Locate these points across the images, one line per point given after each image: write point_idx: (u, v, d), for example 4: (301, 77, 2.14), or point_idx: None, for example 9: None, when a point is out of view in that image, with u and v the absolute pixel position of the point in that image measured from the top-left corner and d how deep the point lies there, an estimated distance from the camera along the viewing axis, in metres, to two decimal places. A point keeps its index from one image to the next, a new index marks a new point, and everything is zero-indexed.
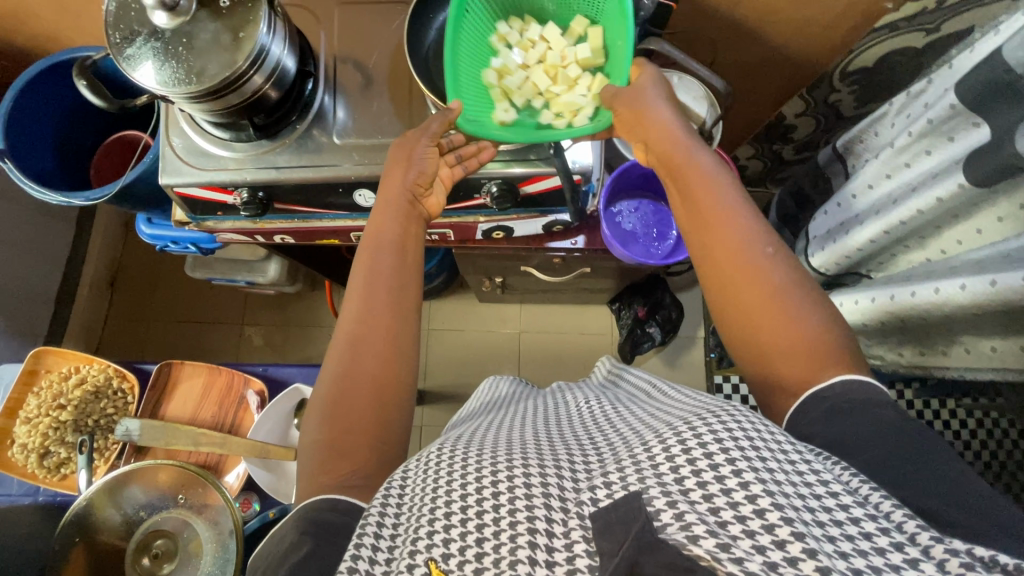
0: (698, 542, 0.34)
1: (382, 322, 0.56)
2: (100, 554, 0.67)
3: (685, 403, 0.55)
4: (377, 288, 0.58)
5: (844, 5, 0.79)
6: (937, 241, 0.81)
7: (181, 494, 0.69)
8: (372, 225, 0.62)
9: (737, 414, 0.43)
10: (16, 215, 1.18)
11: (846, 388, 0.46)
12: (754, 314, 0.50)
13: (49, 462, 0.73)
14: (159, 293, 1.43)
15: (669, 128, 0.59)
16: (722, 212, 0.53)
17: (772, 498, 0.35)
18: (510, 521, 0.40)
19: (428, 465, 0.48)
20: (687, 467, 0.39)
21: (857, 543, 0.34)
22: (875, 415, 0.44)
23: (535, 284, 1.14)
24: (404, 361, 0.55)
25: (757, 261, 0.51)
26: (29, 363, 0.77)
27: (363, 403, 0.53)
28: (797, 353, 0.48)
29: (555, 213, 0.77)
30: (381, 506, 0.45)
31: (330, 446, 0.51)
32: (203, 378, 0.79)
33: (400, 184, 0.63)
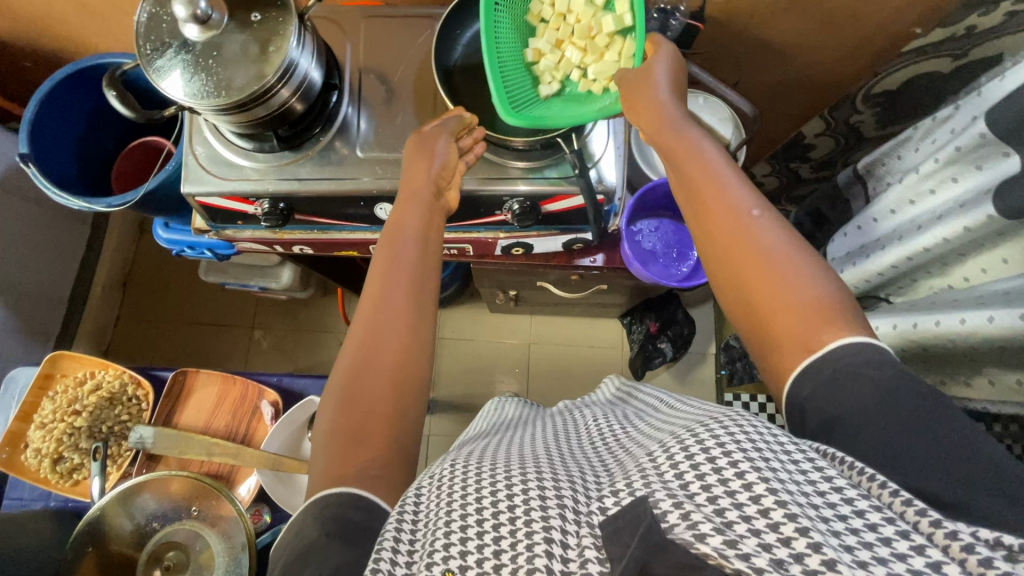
0: (705, 540, 0.32)
1: (398, 306, 0.55)
2: (112, 565, 0.66)
3: (692, 411, 0.54)
4: (394, 275, 0.56)
5: (871, 28, 0.79)
6: (960, 269, 0.79)
7: (194, 505, 0.69)
8: (392, 220, 0.61)
9: (743, 420, 0.42)
10: (34, 215, 1.18)
11: (852, 350, 0.42)
12: (757, 283, 0.47)
13: (63, 467, 0.73)
14: (170, 294, 1.43)
15: (655, 97, 0.57)
16: (708, 179, 0.51)
17: (776, 496, 0.34)
18: (525, 531, 0.38)
19: (440, 482, 0.45)
20: (692, 472, 0.38)
21: (862, 536, 0.33)
22: (871, 380, 0.41)
23: (548, 298, 1.13)
24: (418, 343, 0.54)
25: (756, 225, 0.48)
26: (45, 367, 0.77)
27: (380, 390, 0.51)
28: (793, 317, 0.45)
29: (577, 231, 0.77)
30: (396, 526, 0.41)
31: (342, 432, 0.49)
32: (217, 387, 0.78)
33: (427, 177, 0.63)
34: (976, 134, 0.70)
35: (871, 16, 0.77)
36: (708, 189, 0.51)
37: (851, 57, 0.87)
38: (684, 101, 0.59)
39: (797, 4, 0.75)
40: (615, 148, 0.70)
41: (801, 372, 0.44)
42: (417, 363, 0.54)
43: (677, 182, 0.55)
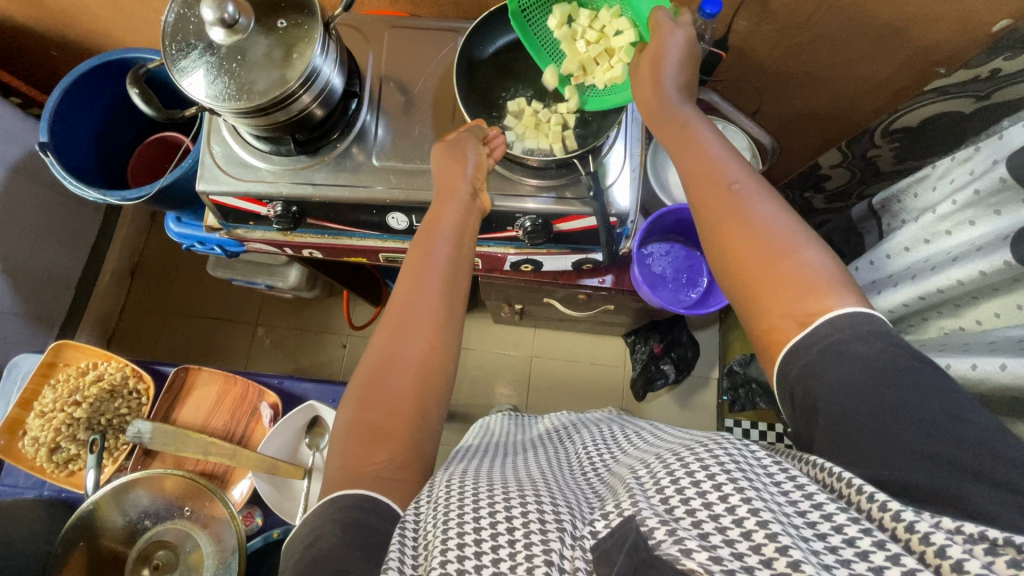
0: (691, 555, 0.32)
1: (430, 303, 0.55)
2: (101, 560, 0.66)
3: (681, 435, 0.54)
4: (429, 274, 0.57)
5: (895, 65, 0.79)
6: (971, 312, 0.78)
7: (186, 506, 0.68)
8: (430, 216, 0.62)
9: (725, 444, 0.41)
10: (50, 201, 1.20)
11: (846, 324, 0.41)
12: (752, 255, 0.46)
13: (59, 457, 0.73)
14: (177, 286, 1.44)
15: (659, 82, 0.59)
16: (704, 158, 0.52)
17: (758, 516, 0.34)
18: (525, 555, 0.37)
19: (437, 498, 0.44)
20: (677, 497, 0.38)
21: (839, 554, 0.32)
22: (856, 356, 0.40)
23: (554, 314, 1.13)
24: (445, 335, 0.55)
25: (747, 200, 0.48)
26: (48, 355, 0.77)
27: (406, 383, 0.52)
28: (782, 286, 0.44)
29: (587, 251, 0.76)
30: (398, 546, 0.41)
31: (362, 428, 0.50)
32: (218, 386, 0.78)
33: (464, 178, 0.64)
34: (996, 178, 0.69)
35: (896, 53, 0.76)
36: (708, 166, 0.51)
37: (872, 92, 0.86)
38: (689, 91, 0.60)
39: (823, 39, 0.75)
40: (631, 172, 0.70)
41: (791, 349, 0.43)
42: (438, 349, 0.54)
43: (677, 162, 0.55)
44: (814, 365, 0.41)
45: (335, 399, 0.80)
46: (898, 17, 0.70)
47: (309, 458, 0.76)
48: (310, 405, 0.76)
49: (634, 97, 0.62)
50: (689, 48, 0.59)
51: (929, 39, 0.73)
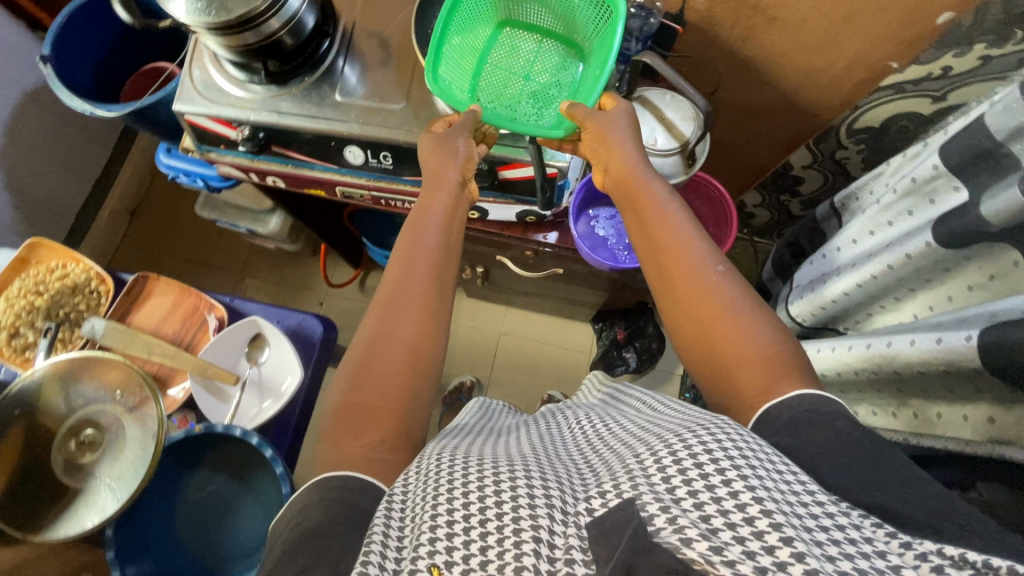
0: (692, 545, 0.34)
1: (421, 283, 0.60)
2: (36, 436, 0.69)
3: (677, 415, 0.56)
4: (419, 254, 0.61)
5: (850, 58, 0.81)
6: (910, 305, 0.79)
7: (119, 390, 0.71)
8: (422, 201, 0.66)
9: (729, 432, 0.44)
10: (61, 132, 1.28)
11: (796, 402, 0.48)
12: (711, 340, 0.54)
13: (16, 342, 0.78)
14: (172, 230, 1.51)
15: (628, 154, 0.66)
16: (672, 234, 0.60)
17: (761, 505, 0.36)
18: (514, 528, 0.38)
19: (425, 470, 0.46)
20: (679, 478, 0.40)
21: (844, 547, 0.35)
22: (834, 428, 0.45)
23: (516, 283, 1.16)
24: (436, 312, 0.59)
25: (719, 284, 0.56)
26: (23, 251, 0.82)
27: (396, 364, 0.55)
28: (755, 363, 0.51)
29: (529, 202, 0.79)
30: (384, 517, 0.43)
31: (350, 408, 0.53)
32: (173, 296, 0.83)
33: (453, 165, 0.66)
34: (930, 166, 0.71)
35: (850, 44, 0.79)
36: (665, 250, 0.60)
37: (833, 87, 0.89)
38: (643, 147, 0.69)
39: (777, 22, 0.78)
40: None
41: (762, 415, 0.49)
42: (429, 338, 0.57)
43: (638, 242, 0.63)
44: (790, 426, 0.47)
45: (280, 321, 0.85)
46: (845, 6, 0.73)
47: (246, 369, 0.80)
48: (251, 320, 0.80)
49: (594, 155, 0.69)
50: (630, 121, 0.69)
51: (877, 29, 0.75)
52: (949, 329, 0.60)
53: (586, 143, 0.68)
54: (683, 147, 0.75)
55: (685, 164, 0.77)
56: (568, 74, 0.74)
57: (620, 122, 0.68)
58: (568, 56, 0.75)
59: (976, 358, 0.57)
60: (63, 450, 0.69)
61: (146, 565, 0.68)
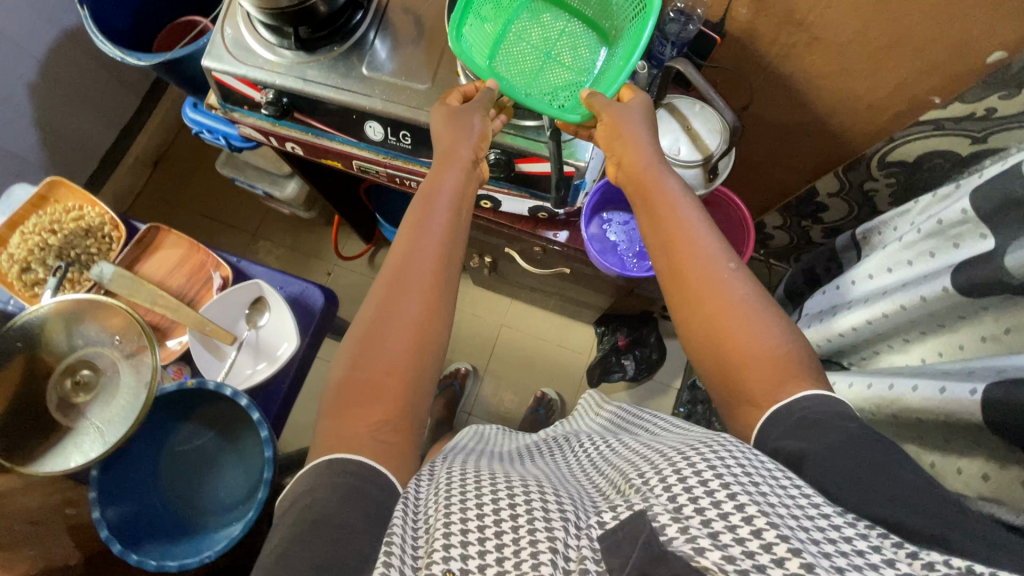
0: (704, 554, 0.36)
1: (430, 253, 0.57)
2: (34, 371, 0.71)
3: (678, 435, 0.56)
4: (428, 229, 0.58)
5: (892, 87, 0.79)
6: (919, 348, 0.77)
7: (117, 335, 0.73)
8: (431, 176, 0.63)
9: (728, 447, 0.44)
10: (94, 75, 1.29)
11: (813, 404, 0.48)
12: (720, 336, 0.53)
13: (27, 277, 0.80)
14: (192, 184, 1.52)
15: (641, 145, 0.64)
16: (685, 229, 0.58)
17: (769, 519, 0.36)
18: (530, 539, 0.40)
19: (437, 486, 0.48)
20: (684, 492, 0.40)
21: (851, 559, 0.36)
22: (842, 429, 0.45)
23: (524, 277, 1.15)
24: (448, 277, 0.57)
25: (731, 281, 0.55)
26: (43, 189, 0.84)
27: (402, 342, 0.53)
28: (764, 363, 0.51)
29: (542, 199, 0.78)
30: (401, 520, 0.44)
31: (352, 382, 0.51)
32: (181, 251, 0.83)
33: (467, 141, 0.64)
34: (958, 210, 0.69)
35: (893, 74, 0.76)
36: (675, 245, 0.58)
37: (870, 116, 0.86)
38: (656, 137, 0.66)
39: (819, 42, 0.76)
40: None
41: (767, 420, 0.49)
42: (435, 314, 0.55)
43: (647, 232, 0.61)
44: (798, 428, 0.47)
45: (283, 286, 0.85)
46: (892, 33, 0.70)
47: (244, 330, 0.81)
48: (254, 283, 0.80)
49: (606, 143, 0.66)
50: (645, 113, 0.67)
51: (923, 61, 0.73)
52: (954, 380, 0.58)
53: (601, 132, 0.66)
54: (706, 161, 0.74)
55: (706, 178, 0.76)
56: (589, 56, 0.72)
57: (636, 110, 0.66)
58: (601, 41, 0.72)
59: (977, 413, 0.55)
60: (59, 387, 0.71)
61: (127, 509, 0.69)
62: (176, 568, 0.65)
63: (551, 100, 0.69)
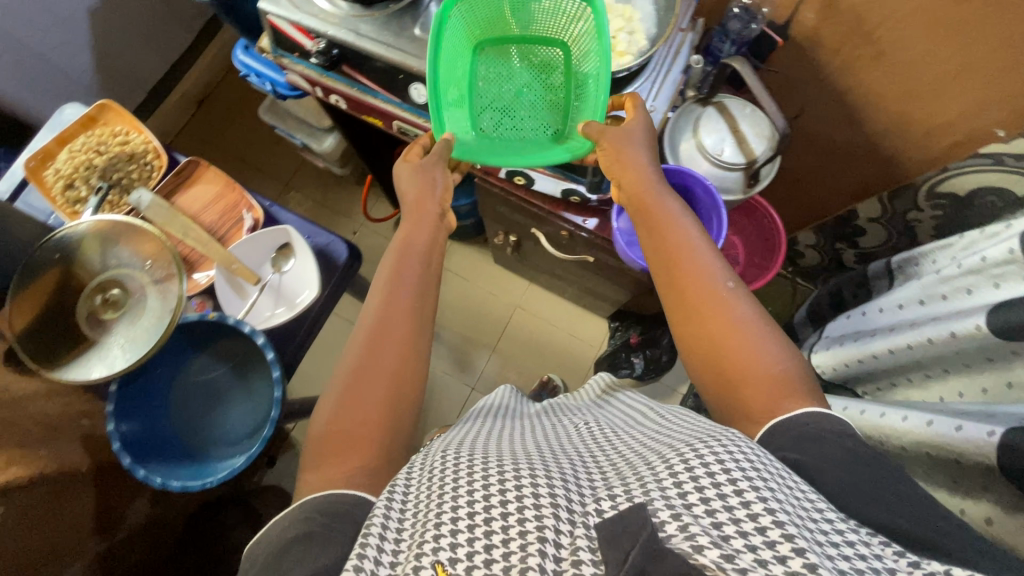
0: (703, 552, 0.35)
1: (409, 288, 0.63)
2: (67, 285, 0.73)
3: (686, 423, 0.56)
4: (404, 272, 0.64)
5: (954, 114, 0.76)
6: (939, 386, 0.75)
7: (149, 261, 0.75)
8: (403, 230, 0.68)
9: (740, 445, 0.44)
10: (152, 6, 1.31)
11: (823, 420, 0.47)
12: (710, 354, 0.55)
13: (71, 194, 0.82)
14: (232, 127, 1.55)
15: (644, 172, 0.66)
16: (685, 248, 0.60)
17: (773, 517, 0.37)
18: (520, 530, 0.39)
19: (429, 473, 0.48)
20: (691, 484, 0.40)
21: (853, 562, 0.36)
22: (839, 445, 0.45)
23: (545, 261, 1.15)
24: (422, 302, 0.63)
25: (733, 299, 0.56)
26: (93, 111, 0.86)
27: (383, 372, 0.56)
28: (765, 379, 0.51)
29: (574, 182, 0.77)
30: (384, 509, 0.45)
31: (335, 435, 0.53)
32: (217, 188, 0.85)
33: (432, 198, 0.71)
34: (1004, 250, 0.66)
35: (958, 99, 0.73)
36: (674, 265, 0.60)
37: (926, 142, 0.83)
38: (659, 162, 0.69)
39: (884, 56, 0.73)
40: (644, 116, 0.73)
41: (767, 432, 0.49)
42: (417, 330, 0.61)
43: (650, 255, 0.63)
44: (798, 442, 0.47)
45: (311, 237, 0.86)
46: (964, 55, 0.68)
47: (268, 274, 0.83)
48: (283, 229, 0.81)
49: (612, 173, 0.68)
50: (648, 134, 0.69)
51: (992, 90, 0.70)
52: (973, 419, 0.57)
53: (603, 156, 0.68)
54: (748, 167, 0.72)
55: (746, 183, 0.75)
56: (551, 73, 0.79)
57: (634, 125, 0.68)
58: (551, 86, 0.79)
59: (993, 455, 0.54)
60: (88, 303, 0.74)
61: (136, 426, 0.71)
62: (178, 489, 0.68)
63: (547, 128, 0.78)
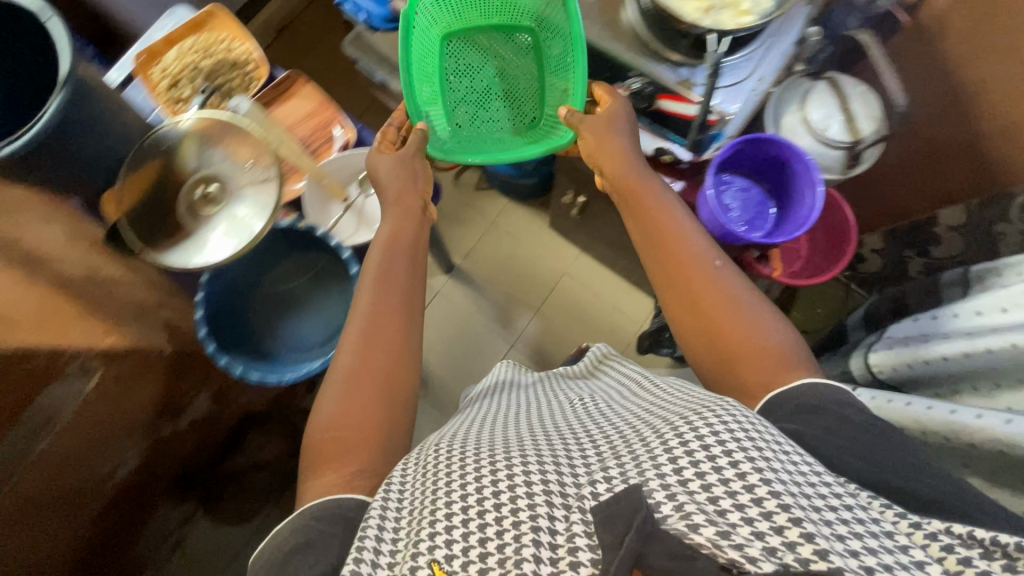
0: (698, 530, 0.36)
1: (397, 274, 0.67)
2: (168, 178, 0.76)
3: (681, 394, 0.58)
4: (398, 259, 0.69)
5: None
6: (1008, 397, 0.74)
7: (249, 161, 0.77)
8: (390, 228, 0.71)
9: (733, 413, 0.46)
10: None
11: (814, 390, 0.52)
12: (709, 331, 0.60)
13: (174, 93, 0.85)
14: (308, 59, 1.56)
15: (629, 157, 0.70)
16: (682, 242, 0.65)
17: (769, 487, 0.38)
18: (513, 522, 0.41)
19: (424, 469, 0.49)
20: (686, 459, 0.42)
21: (849, 526, 0.38)
22: (840, 415, 0.50)
23: (608, 227, 1.15)
24: (411, 282, 0.67)
25: (724, 276, 0.62)
26: (201, 15, 0.88)
27: (380, 361, 0.60)
28: (760, 354, 0.56)
29: (669, 141, 0.77)
30: (380, 511, 0.47)
31: (335, 441, 0.55)
32: (313, 105, 0.87)
33: (415, 191, 0.75)
34: None
35: None
36: (670, 254, 0.65)
37: None
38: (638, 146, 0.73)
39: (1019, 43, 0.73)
40: (754, 82, 0.71)
41: (768, 403, 0.54)
42: (414, 295, 0.67)
43: (650, 255, 0.67)
44: (797, 412, 0.52)
45: None
46: None
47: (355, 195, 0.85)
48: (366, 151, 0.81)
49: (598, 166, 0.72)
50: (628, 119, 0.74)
51: None
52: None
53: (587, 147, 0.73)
54: (851, 147, 0.71)
55: (845, 164, 0.73)
56: (520, 70, 0.93)
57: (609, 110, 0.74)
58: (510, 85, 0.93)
59: None
60: (188, 197, 0.77)
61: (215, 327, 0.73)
62: (257, 382, 0.71)
63: (524, 119, 0.92)
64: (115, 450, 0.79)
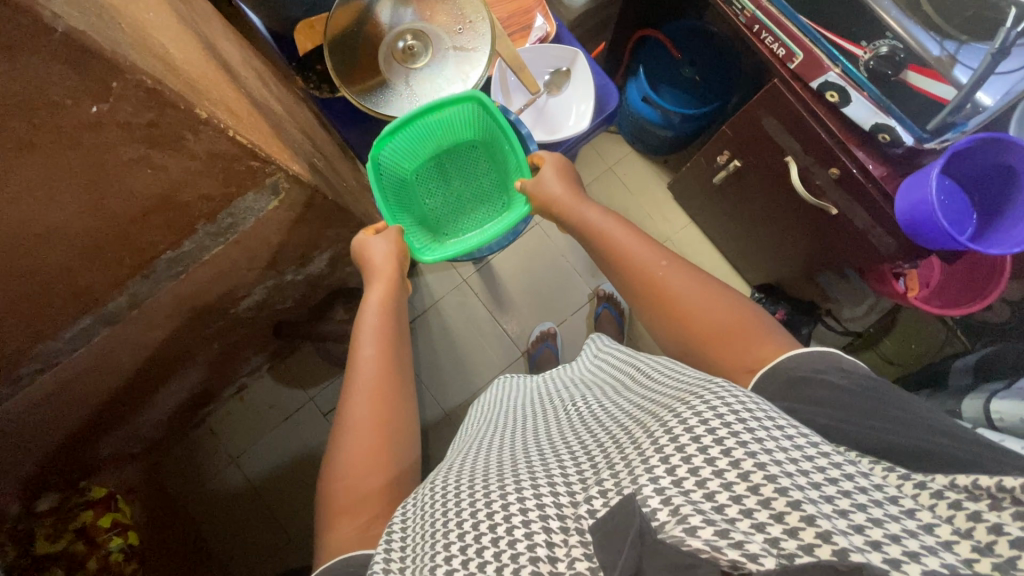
0: (695, 535, 0.33)
1: (386, 303, 0.70)
2: (372, 29, 0.91)
3: (673, 379, 0.53)
4: (396, 293, 0.73)
5: None
6: None
7: (456, 27, 0.91)
8: (379, 271, 0.74)
9: (733, 392, 0.42)
10: None
11: (806, 360, 0.50)
12: (676, 322, 0.59)
13: None
14: None
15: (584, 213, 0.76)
16: (653, 274, 0.63)
17: (764, 470, 0.35)
18: (511, 554, 0.37)
19: (428, 504, 0.46)
20: (677, 454, 0.38)
21: (853, 497, 0.34)
22: (829, 385, 0.48)
23: (752, 201, 1.08)
24: (395, 303, 0.71)
25: (672, 273, 0.62)
26: None
27: (365, 406, 0.59)
28: (735, 336, 0.55)
29: (891, 119, 0.71)
30: (383, 561, 0.44)
31: (342, 494, 0.54)
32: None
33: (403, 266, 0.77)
34: None
35: None
36: (636, 270, 0.65)
37: None
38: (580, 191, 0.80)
39: None
40: None
41: (758, 380, 0.52)
42: (395, 309, 0.71)
43: (628, 295, 0.67)
44: (797, 382, 0.49)
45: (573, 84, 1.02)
46: None
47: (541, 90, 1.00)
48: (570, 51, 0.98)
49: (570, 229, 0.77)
50: (562, 171, 0.82)
51: None
52: None
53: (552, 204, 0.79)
54: None
55: None
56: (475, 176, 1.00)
57: (554, 165, 0.82)
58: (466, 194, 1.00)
59: None
60: (391, 47, 0.91)
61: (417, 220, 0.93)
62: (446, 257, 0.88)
63: (496, 206, 0.99)
64: (252, 285, 0.83)
